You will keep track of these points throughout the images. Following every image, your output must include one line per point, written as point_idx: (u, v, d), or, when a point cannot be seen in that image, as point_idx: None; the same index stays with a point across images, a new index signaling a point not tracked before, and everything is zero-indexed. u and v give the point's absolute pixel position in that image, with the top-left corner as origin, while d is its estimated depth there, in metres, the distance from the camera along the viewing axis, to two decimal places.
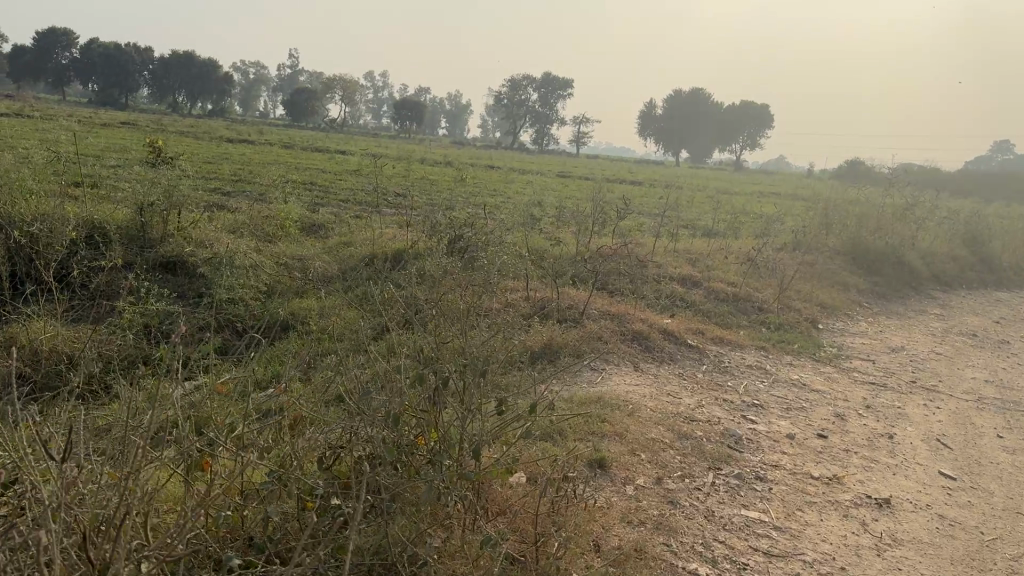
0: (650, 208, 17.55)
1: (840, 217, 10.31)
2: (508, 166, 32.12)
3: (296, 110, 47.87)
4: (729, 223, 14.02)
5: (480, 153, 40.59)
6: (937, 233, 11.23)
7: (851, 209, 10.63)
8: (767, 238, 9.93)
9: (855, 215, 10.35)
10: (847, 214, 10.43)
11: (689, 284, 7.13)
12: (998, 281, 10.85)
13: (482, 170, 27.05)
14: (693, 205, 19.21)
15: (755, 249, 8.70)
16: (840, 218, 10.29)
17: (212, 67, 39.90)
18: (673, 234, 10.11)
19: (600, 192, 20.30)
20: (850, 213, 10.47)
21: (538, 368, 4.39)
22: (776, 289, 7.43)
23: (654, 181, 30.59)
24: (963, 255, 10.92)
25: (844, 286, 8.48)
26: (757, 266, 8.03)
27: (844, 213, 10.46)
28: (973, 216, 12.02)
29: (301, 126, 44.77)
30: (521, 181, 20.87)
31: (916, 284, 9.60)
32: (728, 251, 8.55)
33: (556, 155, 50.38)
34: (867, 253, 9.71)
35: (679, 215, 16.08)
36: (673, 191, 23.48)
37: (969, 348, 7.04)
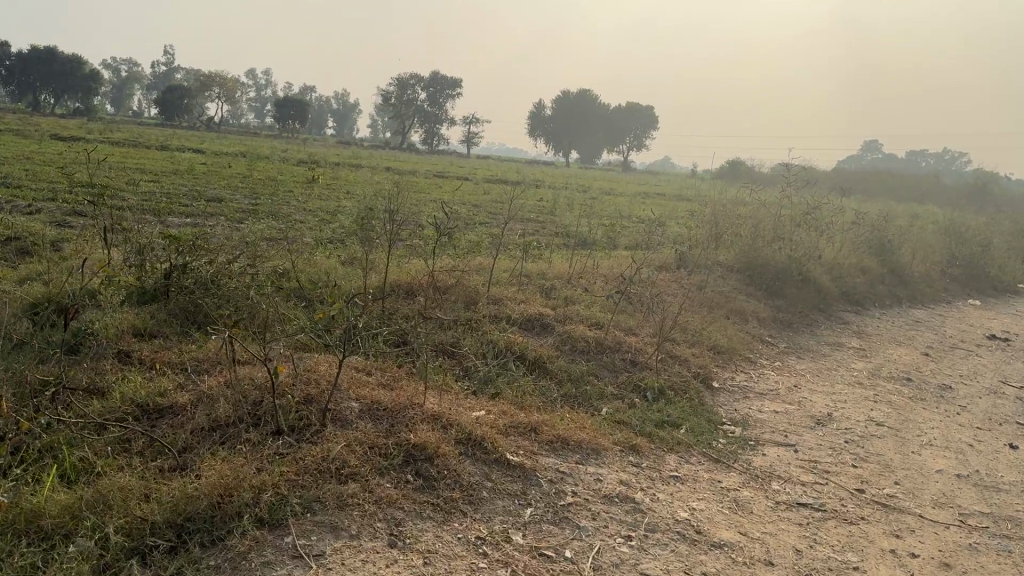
0: (520, 212, 15.53)
1: (733, 221, 8.48)
2: (381, 165, 29.66)
3: (164, 108, 43.67)
4: (605, 231, 12.15)
5: (359, 153, 37.84)
6: (842, 237, 9.65)
7: (745, 214, 8.85)
8: (646, 255, 8.01)
9: (752, 221, 8.55)
10: (742, 218, 8.62)
11: (536, 326, 5.02)
12: (907, 301, 9.34)
13: (347, 169, 24.54)
14: (570, 208, 17.38)
15: (628, 271, 6.71)
16: (733, 222, 8.45)
17: (77, 64, 35.57)
18: (531, 250, 8.07)
19: (468, 196, 18.16)
20: (745, 217, 8.67)
21: (177, 569, 2.16)
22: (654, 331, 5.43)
23: (536, 181, 28.80)
24: (868, 270, 9.36)
25: (742, 318, 6.62)
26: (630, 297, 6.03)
27: (738, 218, 8.64)
28: (876, 222, 10.53)
29: (170, 126, 40.82)
30: (380, 183, 18.52)
31: (823, 308, 7.88)
32: (594, 274, 6.52)
33: (437, 154, 48.09)
34: (765, 270, 7.93)
35: (553, 221, 14.16)
36: (554, 193, 21.70)
37: (908, 406, 5.25)
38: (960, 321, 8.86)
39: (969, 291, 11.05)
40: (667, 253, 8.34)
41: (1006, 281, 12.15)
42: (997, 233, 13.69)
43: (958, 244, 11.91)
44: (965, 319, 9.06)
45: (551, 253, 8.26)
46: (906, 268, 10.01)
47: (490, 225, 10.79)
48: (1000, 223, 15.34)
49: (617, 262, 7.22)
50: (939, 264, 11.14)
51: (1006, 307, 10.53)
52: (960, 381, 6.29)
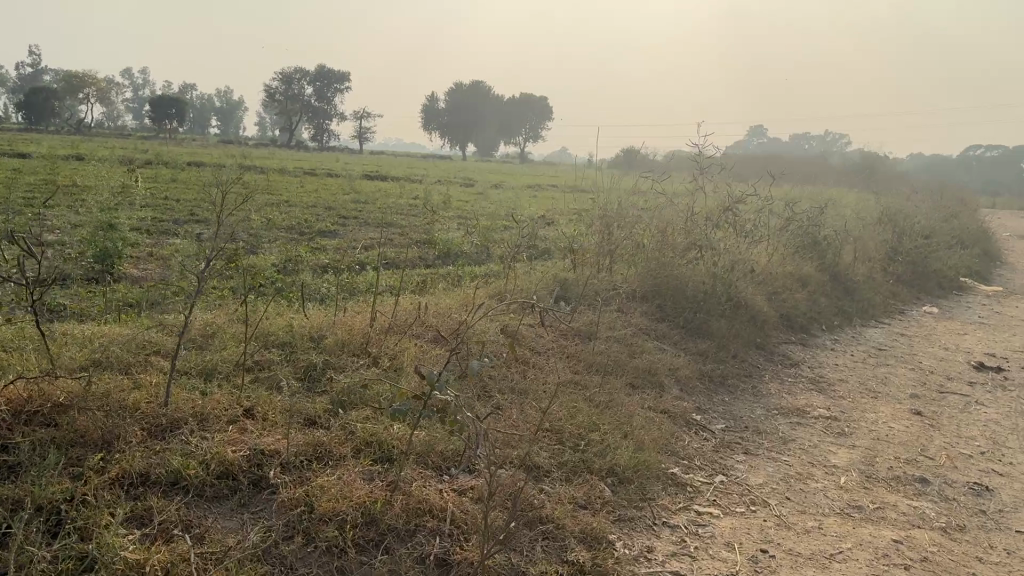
0: (381, 216, 12.86)
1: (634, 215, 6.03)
2: (244, 163, 26.30)
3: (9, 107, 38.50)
4: (477, 237, 9.67)
5: (228, 150, 34.08)
6: (772, 236, 7.44)
7: (649, 209, 6.45)
8: (512, 281, 5.50)
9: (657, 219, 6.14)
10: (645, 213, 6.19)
11: (238, 487, 2.41)
12: (857, 320, 7.20)
13: (194, 170, 21.18)
14: (448, 207, 14.83)
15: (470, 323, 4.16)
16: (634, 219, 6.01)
17: None
18: (340, 289, 5.45)
19: (322, 200, 15.34)
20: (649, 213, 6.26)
21: None
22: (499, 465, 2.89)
23: (419, 175, 26.08)
24: (805, 283, 7.16)
25: (652, 391, 4.19)
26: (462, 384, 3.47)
27: (640, 216, 6.22)
28: (809, 213, 8.38)
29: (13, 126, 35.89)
30: (221, 189, 15.56)
31: (761, 350, 5.57)
32: (410, 331, 3.94)
33: (317, 149, 44.62)
34: (681, 294, 5.57)
35: (419, 225, 11.57)
36: (436, 190, 19.12)
37: (961, 570, 2.89)
38: (929, 345, 6.75)
39: (916, 296, 9.06)
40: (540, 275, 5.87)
41: (949, 279, 10.29)
42: (931, 221, 11.89)
43: (895, 239, 9.95)
44: (931, 339, 6.97)
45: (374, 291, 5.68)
46: (848, 272, 7.90)
47: (320, 247, 8.13)
48: (924, 206, 13.63)
49: (459, 302, 4.68)
50: (881, 263, 9.11)
51: (962, 314, 8.58)
52: (991, 470, 4.04)
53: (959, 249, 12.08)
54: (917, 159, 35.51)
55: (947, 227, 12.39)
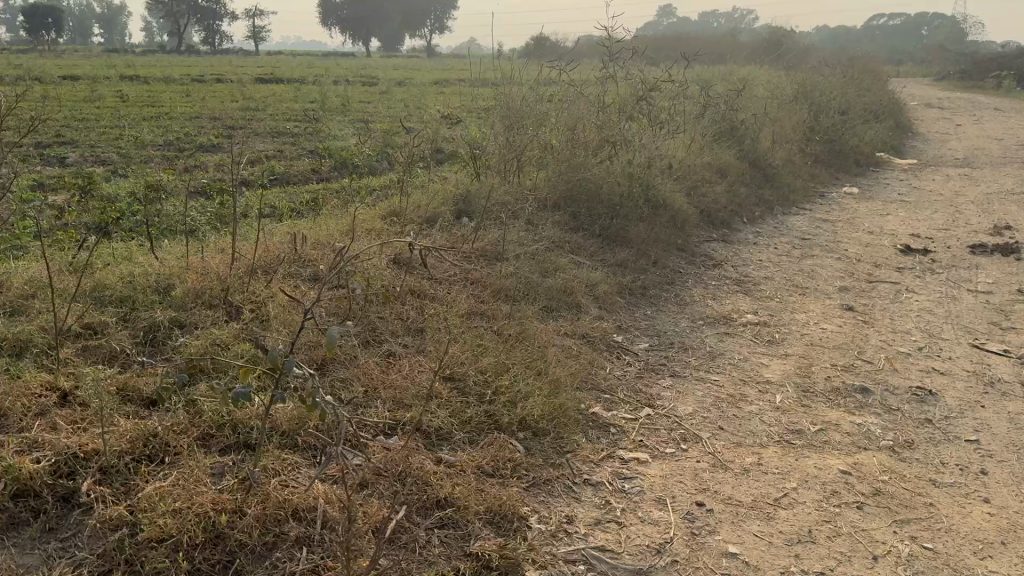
0: (274, 126, 11.89)
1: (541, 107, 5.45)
2: (126, 73, 24.31)
3: None
4: (377, 143, 8.93)
5: (109, 61, 31.55)
6: (689, 123, 6.97)
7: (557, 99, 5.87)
8: (408, 195, 4.92)
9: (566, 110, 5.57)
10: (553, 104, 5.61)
11: (42, 508, 1.89)
12: (779, 209, 6.89)
13: (68, 86, 19.39)
14: (349, 112, 13.88)
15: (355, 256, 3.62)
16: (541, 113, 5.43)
17: None
18: (211, 218, 4.79)
19: (210, 112, 14.20)
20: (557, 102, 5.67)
21: None
22: (386, 435, 2.43)
23: (319, 77, 24.61)
24: (724, 175, 6.78)
25: (567, 316, 3.76)
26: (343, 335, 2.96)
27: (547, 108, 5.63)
28: (726, 96, 7.91)
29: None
30: (96, 109, 14.20)
31: (681, 254, 5.18)
32: (283, 271, 3.37)
33: (209, 54, 41.87)
34: (595, 198, 5.09)
35: (316, 134, 10.71)
36: (336, 93, 17.97)
37: (916, 499, 2.58)
38: (853, 230, 6.48)
39: (835, 177, 8.82)
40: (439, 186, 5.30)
41: (866, 155, 10.08)
42: (846, 96, 11.61)
43: (812, 118, 9.63)
44: (854, 223, 6.72)
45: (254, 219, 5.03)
46: (767, 157, 7.54)
47: (201, 177, 7.35)
48: (837, 81, 13.35)
49: (345, 225, 4.10)
50: (799, 144, 8.78)
51: (881, 192, 8.38)
52: (930, 372, 3.77)
53: (874, 123, 11.89)
54: (825, 31, 35.34)
55: (861, 100, 12.15)
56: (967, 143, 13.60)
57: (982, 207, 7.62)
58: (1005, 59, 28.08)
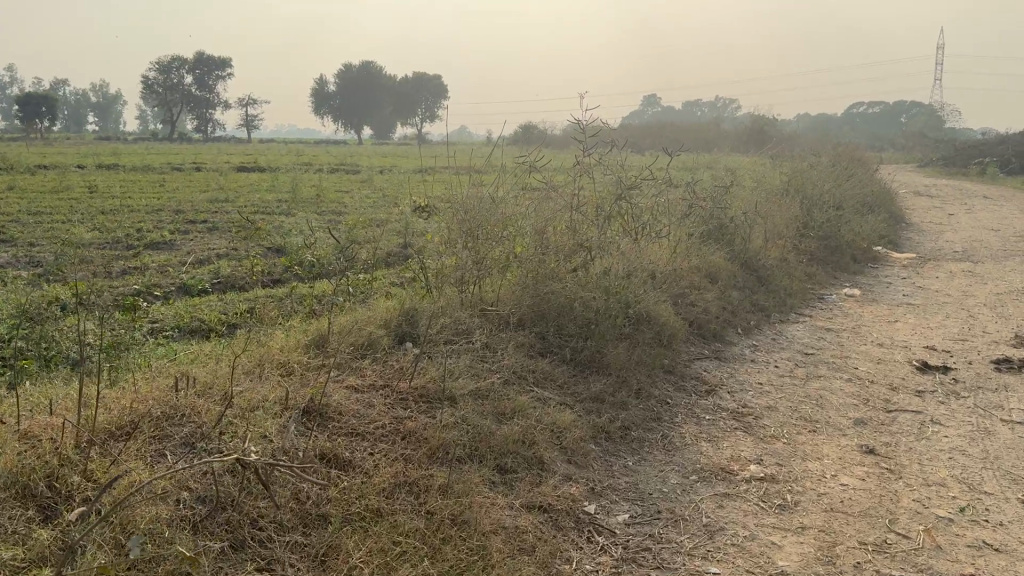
0: (240, 220, 11.26)
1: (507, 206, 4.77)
2: (103, 162, 23.88)
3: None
4: (339, 239, 8.26)
5: (91, 149, 31.27)
6: (674, 223, 6.32)
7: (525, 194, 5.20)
8: (348, 314, 4.19)
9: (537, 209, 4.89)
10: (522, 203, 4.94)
11: None
12: (775, 318, 6.18)
13: (39, 175, 18.86)
14: (322, 203, 13.30)
15: (252, 410, 2.86)
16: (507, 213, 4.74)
17: None
18: (108, 344, 4.02)
19: (174, 205, 13.59)
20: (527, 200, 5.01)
21: None
22: None
23: (302, 165, 24.24)
24: (714, 281, 6.10)
25: (526, 479, 2.98)
26: (205, 549, 2.21)
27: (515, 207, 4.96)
28: (714, 189, 7.30)
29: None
30: (58, 201, 13.58)
31: (668, 378, 4.44)
32: (149, 442, 2.62)
33: (197, 142, 41.85)
34: (567, 315, 4.35)
35: (279, 229, 10.05)
36: (314, 182, 17.48)
37: None
38: (860, 342, 5.77)
39: (832, 276, 8.17)
40: (388, 299, 4.58)
41: (862, 251, 9.48)
42: (839, 187, 11.10)
43: (804, 211, 9.04)
44: (860, 333, 6.02)
45: (164, 343, 4.27)
46: (760, 258, 6.88)
47: (136, 283, 6.62)
48: (825, 170, 12.91)
49: (255, 357, 3.35)
50: (794, 240, 8.16)
51: (884, 293, 7.73)
52: (982, 550, 2.98)
53: (867, 214, 11.36)
54: (806, 120, 35.65)
55: (852, 190, 11.65)
56: (963, 234, 13.10)
57: (997, 311, 6.95)
58: (985, 146, 28.19)
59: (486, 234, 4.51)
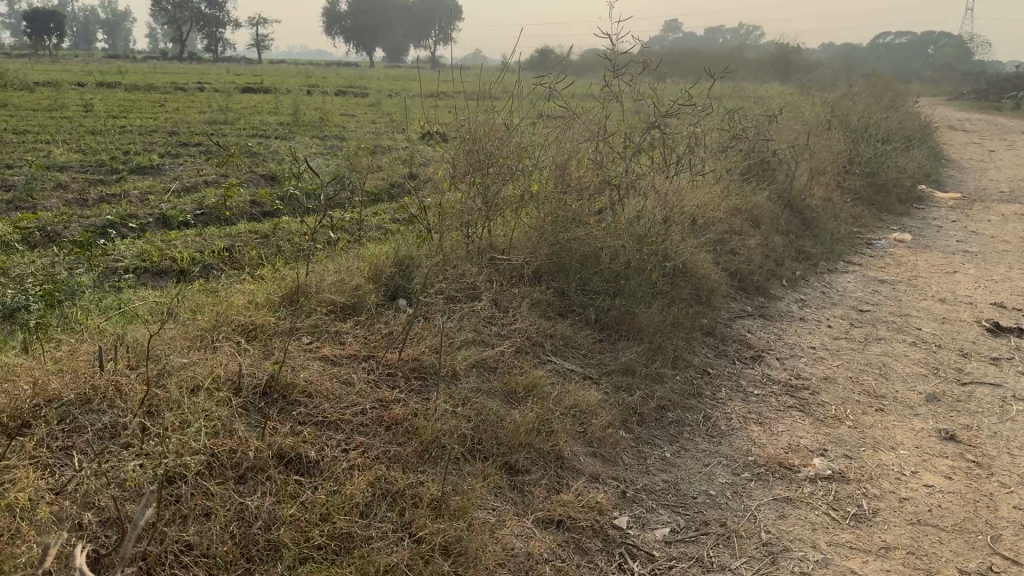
0: (236, 143, 10.56)
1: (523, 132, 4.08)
2: (103, 79, 23.03)
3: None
4: (338, 166, 7.58)
5: (93, 65, 30.29)
6: (710, 157, 5.62)
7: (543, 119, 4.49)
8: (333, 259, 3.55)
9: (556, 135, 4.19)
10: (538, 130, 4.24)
11: None
12: (820, 269, 5.52)
13: (33, 92, 18.07)
14: (326, 127, 12.56)
15: (194, 394, 2.25)
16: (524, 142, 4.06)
17: None
18: (48, 291, 3.40)
19: (168, 125, 12.85)
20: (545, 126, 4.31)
21: None
22: None
23: (308, 87, 23.32)
24: (752, 227, 5.43)
25: (541, 483, 2.37)
26: None
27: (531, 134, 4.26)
28: (753, 118, 6.55)
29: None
30: (47, 120, 12.88)
31: (707, 346, 3.80)
32: (53, 440, 2.01)
33: (203, 61, 40.67)
34: (591, 267, 3.71)
35: (277, 154, 9.36)
36: (318, 104, 16.66)
37: None
38: (919, 297, 5.10)
39: (877, 220, 7.46)
40: (381, 242, 3.93)
41: (907, 189, 8.72)
42: (881, 119, 10.27)
43: (847, 146, 8.27)
44: (917, 286, 5.36)
45: (119, 289, 3.66)
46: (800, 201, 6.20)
47: (110, 212, 6.00)
48: (863, 100, 12.02)
49: (209, 315, 2.72)
50: (836, 179, 7.43)
51: (934, 238, 7.02)
52: None
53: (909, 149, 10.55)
54: (833, 48, 34.17)
55: (894, 123, 10.80)
56: (1007, 173, 12.28)
57: None
58: (1021, 79, 26.88)
59: (498, 168, 3.83)
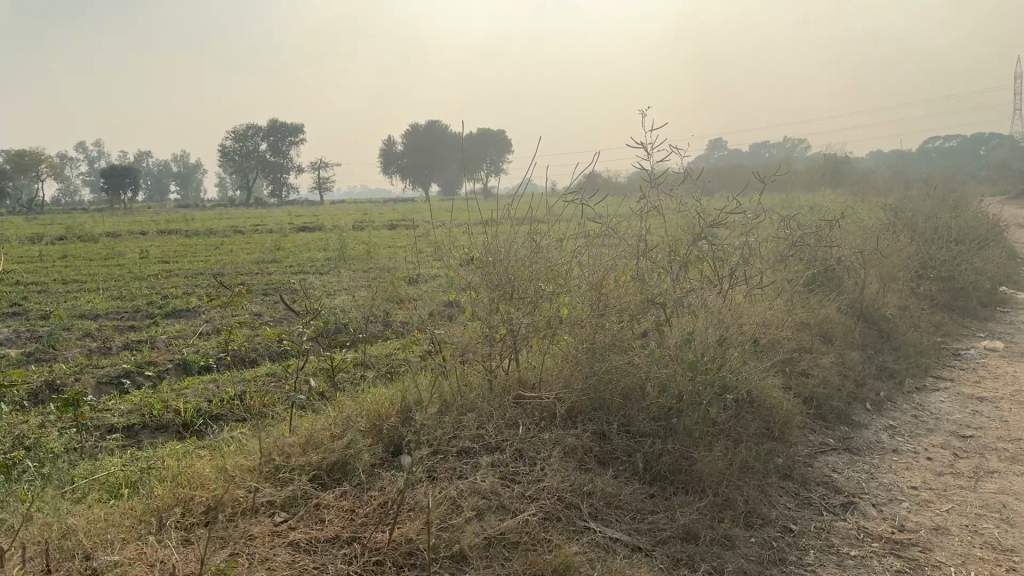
0: (278, 280, 10.41)
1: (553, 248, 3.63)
2: (162, 226, 23.73)
3: None
4: (372, 298, 7.25)
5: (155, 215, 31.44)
6: (767, 265, 5.08)
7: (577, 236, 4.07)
8: (335, 405, 3.08)
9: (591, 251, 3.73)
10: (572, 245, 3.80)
11: None
12: (906, 387, 4.85)
13: (91, 242, 18.59)
14: (369, 258, 12.40)
15: None
16: (554, 259, 3.61)
17: None
18: (12, 458, 2.98)
19: (215, 267, 12.90)
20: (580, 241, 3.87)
21: None
22: None
23: (358, 222, 23.65)
24: (822, 344, 4.82)
25: None
26: None
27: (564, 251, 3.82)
28: (810, 225, 6.04)
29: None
30: (98, 268, 13.04)
31: (784, 495, 3.16)
32: None
33: (261, 204, 42.12)
34: (637, 402, 3.15)
35: (315, 288, 9.12)
36: (365, 237, 16.70)
37: None
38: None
39: (960, 327, 6.77)
40: (396, 383, 3.46)
41: (988, 292, 8.00)
42: (948, 218, 9.66)
43: (916, 249, 7.66)
44: (1022, 404, 4.64)
45: (98, 453, 3.22)
46: (871, 316, 5.61)
47: (130, 360, 5.68)
48: (925, 201, 11.44)
49: (167, 489, 2.25)
50: (909, 285, 6.81)
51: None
52: None
53: (982, 247, 9.87)
54: (882, 154, 33.79)
55: (962, 222, 10.17)
56: None
57: None
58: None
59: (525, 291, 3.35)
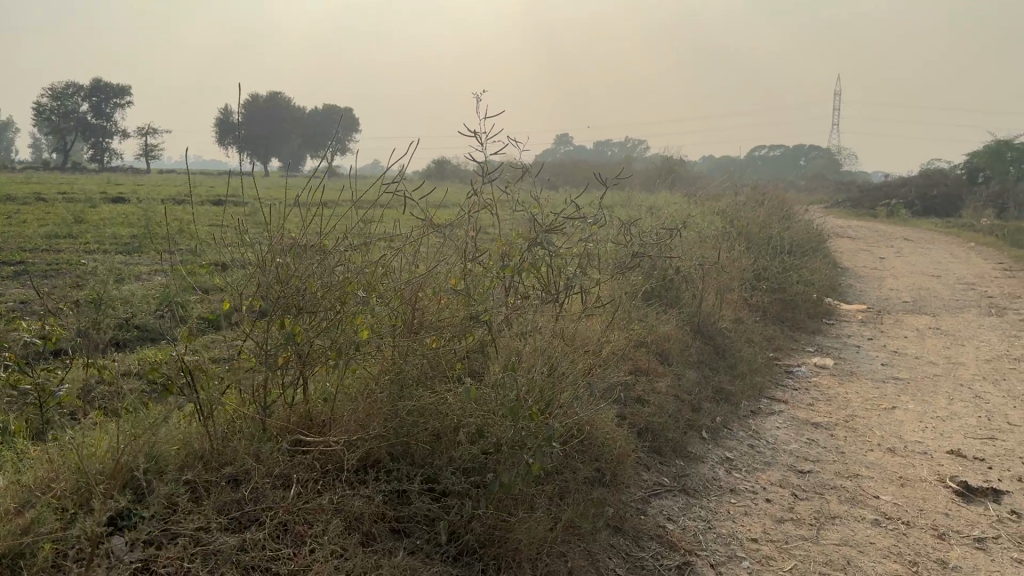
0: (66, 259, 9.12)
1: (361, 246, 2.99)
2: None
3: None
4: (167, 287, 6.31)
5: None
6: (606, 275, 4.65)
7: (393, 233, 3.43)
8: (45, 444, 2.31)
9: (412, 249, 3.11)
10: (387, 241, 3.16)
11: None
12: (743, 412, 4.55)
13: None
14: (181, 238, 11.20)
15: None
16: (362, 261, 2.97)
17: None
18: None
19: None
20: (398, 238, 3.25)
21: None
22: None
23: (180, 195, 21.87)
24: (659, 365, 4.44)
25: None
26: None
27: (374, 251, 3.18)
28: (652, 232, 5.70)
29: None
30: None
31: (612, 557, 2.68)
32: None
33: (74, 169, 38.53)
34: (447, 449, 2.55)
35: (108, 270, 7.99)
36: (183, 213, 15.29)
37: None
38: (864, 448, 4.17)
39: (791, 341, 6.69)
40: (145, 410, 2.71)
41: (816, 304, 8.05)
42: (780, 228, 9.78)
43: (752, 259, 7.56)
44: (856, 433, 4.45)
45: None
46: (707, 333, 5.34)
47: None
48: (758, 209, 11.62)
49: None
50: (745, 297, 6.65)
51: (856, 363, 6.25)
52: None
53: (810, 258, 10.06)
54: (715, 159, 35.18)
55: (792, 233, 10.35)
56: (902, 281, 12.00)
57: (1002, 389, 5.54)
58: (890, 188, 28.01)
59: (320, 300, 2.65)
